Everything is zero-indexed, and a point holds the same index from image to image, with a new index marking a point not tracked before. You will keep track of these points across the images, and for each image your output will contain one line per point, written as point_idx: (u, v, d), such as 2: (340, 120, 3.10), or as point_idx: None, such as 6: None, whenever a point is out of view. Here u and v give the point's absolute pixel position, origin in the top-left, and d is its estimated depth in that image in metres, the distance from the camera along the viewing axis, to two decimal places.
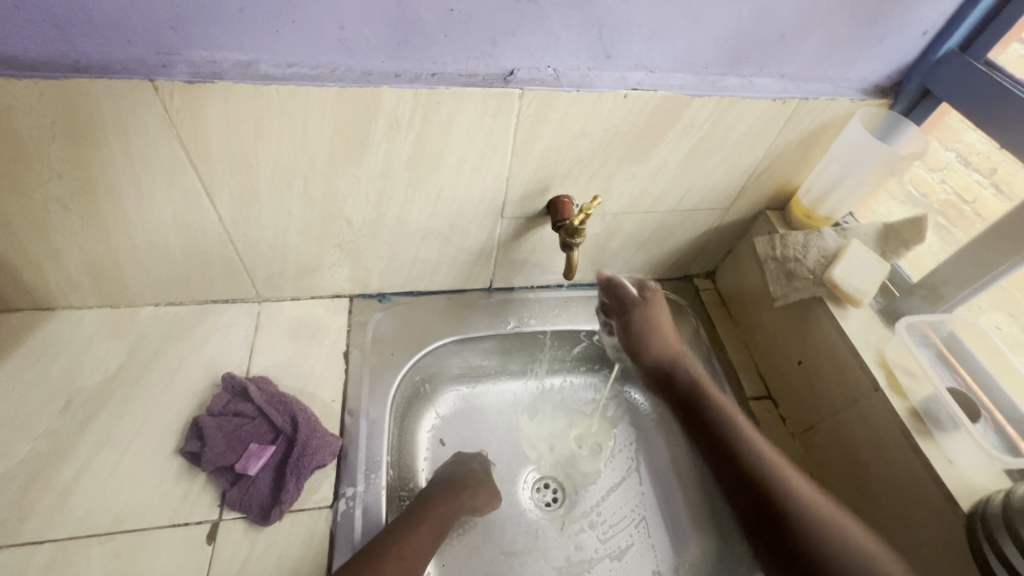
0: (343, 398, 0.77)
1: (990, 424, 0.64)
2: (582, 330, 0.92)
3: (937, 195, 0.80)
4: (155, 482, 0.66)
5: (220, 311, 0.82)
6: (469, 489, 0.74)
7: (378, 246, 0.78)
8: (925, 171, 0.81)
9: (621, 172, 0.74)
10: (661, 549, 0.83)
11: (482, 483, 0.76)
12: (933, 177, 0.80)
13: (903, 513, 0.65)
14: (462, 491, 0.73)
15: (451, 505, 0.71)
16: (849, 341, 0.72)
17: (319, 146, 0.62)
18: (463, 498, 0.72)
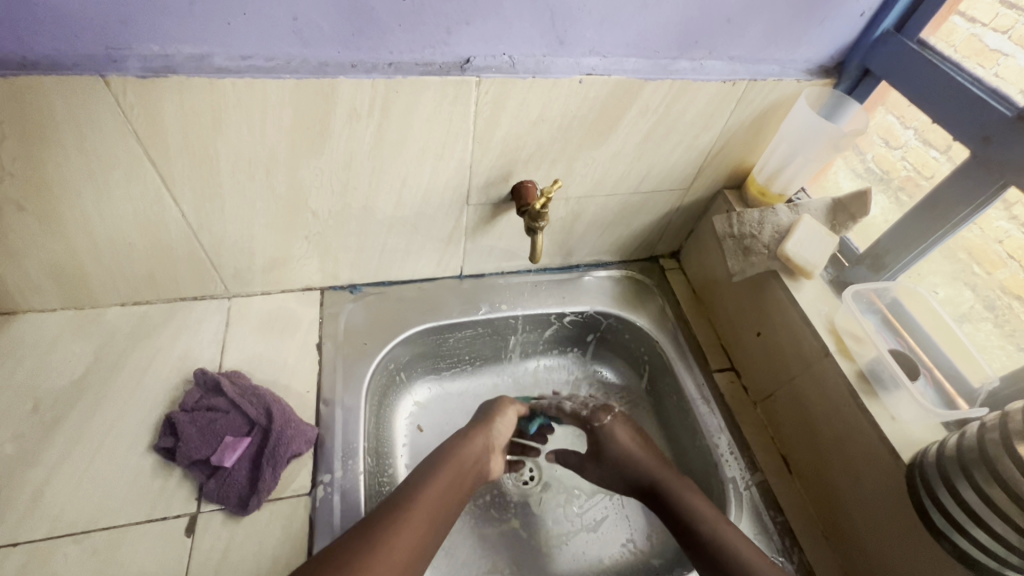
0: (318, 388, 0.78)
1: (929, 381, 0.69)
2: (552, 313, 0.93)
3: (897, 172, 0.81)
4: (130, 480, 0.66)
5: (189, 308, 0.82)
6: (463, 450, 0.74)
7: (346, 237, 0.79)
8: (888, 150, 0.82)
9: (581, 156, 0.76)
10: (634, 518, 0.86)
11: (475, 432, 0.77)
12: (894, 156, 0.81)
13: (853, 469, 0.70)
14: (457, 460, 0.72)
15: (455, 469, 0.71)
16: (801, 311, 0.76)
17: (278, 138, 0.62)
18: (458, 464, 0.72)
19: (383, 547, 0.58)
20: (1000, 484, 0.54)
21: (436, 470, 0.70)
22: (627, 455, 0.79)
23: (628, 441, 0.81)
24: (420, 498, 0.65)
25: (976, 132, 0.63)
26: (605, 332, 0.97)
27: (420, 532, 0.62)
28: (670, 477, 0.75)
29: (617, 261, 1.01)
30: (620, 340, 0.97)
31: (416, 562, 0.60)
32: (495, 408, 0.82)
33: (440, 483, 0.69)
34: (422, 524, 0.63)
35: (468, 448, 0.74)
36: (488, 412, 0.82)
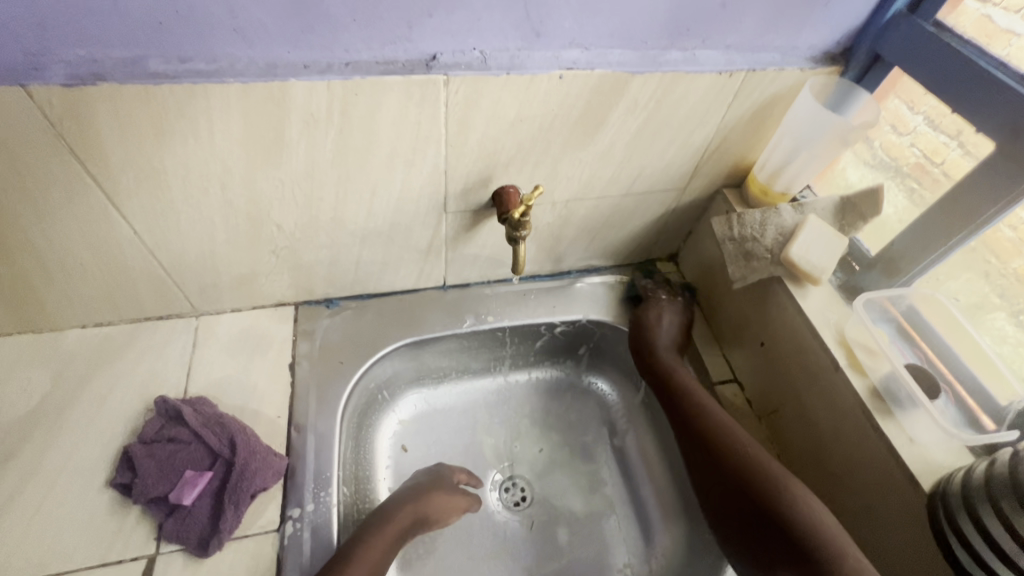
0: (290, 413, 0.73)
1: (950, 398, 0.64)
2: (541, 323, 0.88)
3: (906, 158, 0.74)
4: (85, 519, 0.62)
5: (154, 329, 0.77)
6: (399, 513, 0.69)
7: (317, 250, 0.74)
8: (896, 137, 0.75)
9: (566, 157, 0.70)
10: (631, 543, 0.80)
11: (411, 502, 0.71)
12: (902, 142, 0.74)
13: (869, 496, 0.64)
14: (392, 526, 0.67)
15: (389, 531, 0.67)
16: (808, 320, 0.70)
17: (230, 147, 0.57)
18: (392, 528, 0.67)
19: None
20: None
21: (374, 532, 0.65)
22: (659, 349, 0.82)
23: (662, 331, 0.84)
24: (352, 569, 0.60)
25: (1001, 122, 0.57)
26: (600, 342, 0.92)
27: None
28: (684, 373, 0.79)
29: (611, 266, 0.95)
30: (616, 350, 0.91)
31: None
32: (440, 486, 0.75)
33: (377, 544, 0.64)
34: None
35: (400, 517, 0.68)
36: (430, 484, 0.75)
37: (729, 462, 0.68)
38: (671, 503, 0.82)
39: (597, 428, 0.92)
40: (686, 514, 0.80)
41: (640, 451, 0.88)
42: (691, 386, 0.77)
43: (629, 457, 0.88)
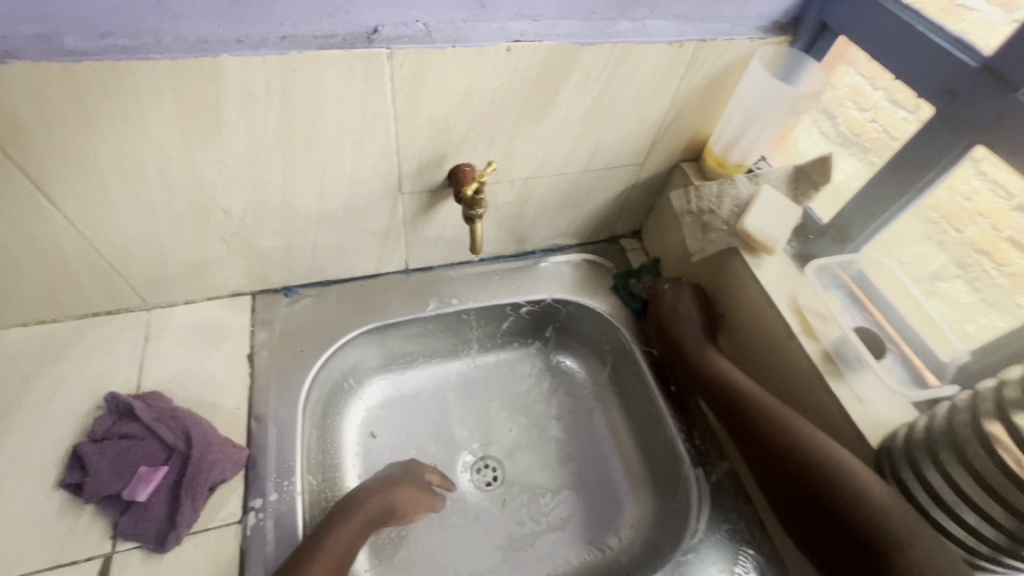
0: (249, 404, 0.71)
1: (897, 357, 0.67)
2: (506, 304, 0.88)
3: (868, 134, 0.73)
4: (34, 522, 0.59)
5: (103, 324, 0.74)
6: (374, 498, 0.69)
7: (269, 236, 0.72)
8: (857, 112, 0.74)
9: (521, 133, 0.69)
10: (601, 515, 0.81)
11: (379, 495, 0.69)
12: (863, 117, 0.73)
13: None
14: (362, 514, 0.66)
15: (361, 519, 0.66)
16: (764, 289, 0.71)
17: (165, 128, 0.54)
18: (362, 517, 0.66)
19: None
20: (973, 476, 0.49)
21: (340, 518, 0.65)
22: (689, 337, 0.77)
23: (683, 317, 0.79)
24: (325, 552, 0.60)
25: (939, 87, 0.58)
26: (566, 320, 0.92)
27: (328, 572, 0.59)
28: (720, 361, 0.73)
29: (575, 245, 0.95)
30: (582, 328, 0.92)
31: None
32: (407, 481, 0.74)
33: (347, 532, 0.64)
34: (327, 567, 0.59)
35: (368, 508, 0.67)
36: (400, 477, 0.74)
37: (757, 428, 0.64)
38: (638, 475, 0.84)
39: (568, 405, 0.92)
40: (654, 483, 0.81)
41: (609, 426, 0.89)
42: (728, 373, 0.71)
43: (600, 432, 0.89)
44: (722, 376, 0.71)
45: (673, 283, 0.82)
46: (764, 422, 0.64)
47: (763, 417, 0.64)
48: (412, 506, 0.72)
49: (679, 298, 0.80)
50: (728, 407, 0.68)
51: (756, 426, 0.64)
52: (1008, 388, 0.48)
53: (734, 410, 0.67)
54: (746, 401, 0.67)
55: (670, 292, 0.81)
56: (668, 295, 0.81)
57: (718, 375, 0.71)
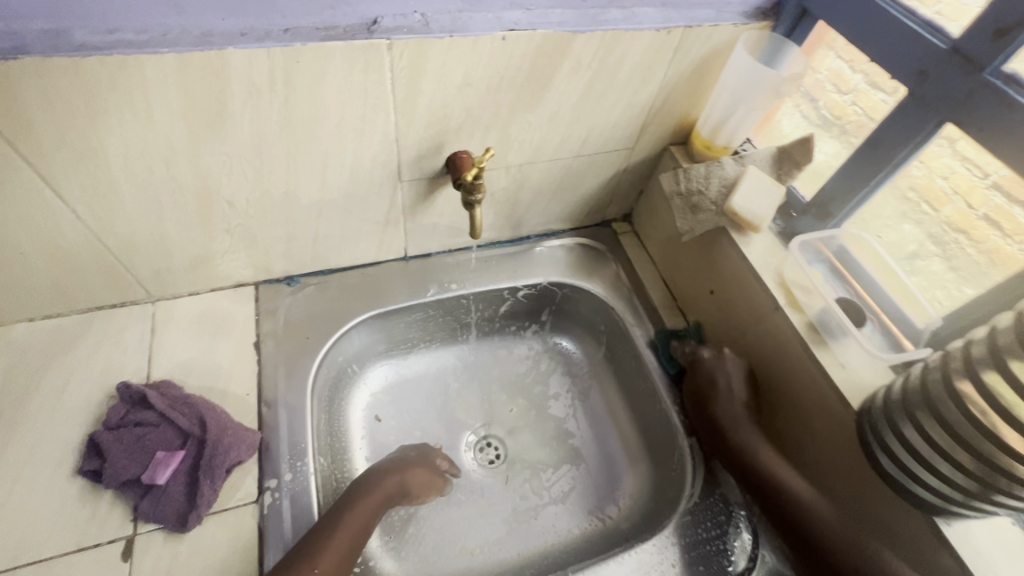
0: (258, 389, 0.73)
1: (876, 326, 0.71)
2: (504, 288, 0.90)
3: (848, 117, 0.76)
4: (55, 508, 0.61)
5: (110, 317, 0.75)
6: (393, 476, 0.72)
7: (272, 226, 0.73)
8: (838, 95, 0.77)
9: (516, 120, 0.72)
10: (601, 486, 0.85)
11: (396, 475, 0.72)
12: (844, 100, 0.77)
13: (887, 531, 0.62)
14: (380, 491, 0.70)
15: (378, 496, 0.69)
16: (751, 266, 0.75)
17: (170, 121, 0.56)
18: (382, 495, 0.69)
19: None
20: (948, 431, 0.53)
21: (358, 496, 0.68)
22: (731, 417, 0.72)
23: (724, 393, 0.74)
24: (345, 525, 0.64)
25: (911, 68, 0.61)
26: (561, 303, 0.95)
27: (349, 544, 0.62)
28: (765, 448, 0.69)
29: (569, 230, 0.98)
30: (578, 310, 0.95)
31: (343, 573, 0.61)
32: (421, 463, 0.76)
33: (366, 507, 0.67)
34: (347, 539, 0.63)
35: (385, 486, 0.70)
36: (415, 458, 0.77)
37: (804, 530, 0.63)
38: (635, 447, 0.87)
39: (566, 384, 0.96)
40: (650, 454, 0.85)
41: (606, 403, 0.92)
42: (775, 464, 0.68)
43: (598, 410, 0.92)
44: (769, 468, 0.68)
45: (716, 353, 0.77)
46: (816, 526, 0.63)
47: (807, 516, 0.64)
48: (422, 488, 0.75)
49: (724, 374, 0.75)
50: (778, 506, 0.66)
51: (799, 525, 0.64)
52: (976, 346, 0.52)
53: (781, 506, 0.66)
54: (796, 501, 0.65)
55: (712, 363, 0.76)
56: (710, 367, 0.76)
57: (768, 469, 0.68)
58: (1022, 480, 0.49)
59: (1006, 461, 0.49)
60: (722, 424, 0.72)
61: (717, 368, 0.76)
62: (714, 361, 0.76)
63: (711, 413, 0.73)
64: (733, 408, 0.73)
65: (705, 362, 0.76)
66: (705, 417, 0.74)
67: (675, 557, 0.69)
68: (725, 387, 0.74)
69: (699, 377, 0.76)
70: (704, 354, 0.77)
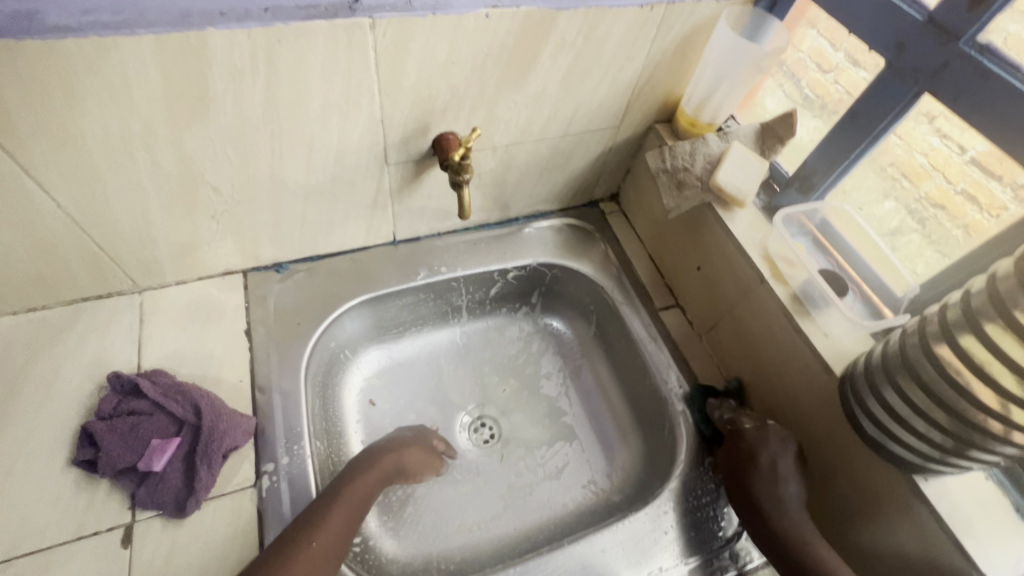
0: (252, 376, 0.74)
1: (858, 296, 0.72)
2: (494, 270, 0.91)
3: (830, 95, 0.78)
4: (51, 498, 0.61)
5: (96, 308, 0.74)
6: (390, 455, 0.73)
7: (259, 212, 0.73)
8: (820, 74, 0.79)
9: (501, 100, 0.71)
10: (595, 461, 0.87)
11: (393, 454, 0.73)
12: (826, 79, 0.78)
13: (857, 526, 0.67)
14: (378, 468, 0.70)
15: (376, 473, 0.70)
16: (736, 241, 0.76)
17: (150, 105, 0.55)
18: (380, 472, 0.70)
19: (306, 556, 0.58)
20: (926, 391, 0.55)
21: (356, 473, 0.69)
22: (773, 497, 0.66)
23: (767, 469, 0.68)
24: (343, 500, 0.64)
25: (890, 40, 0.62)
26: (551, 284, 0.96)
27: (348, 519, 0.63)
28: (813, 539, 0.63)
29: (557, 210, 0.98)
30: (568, 290, 0.96)
31: (343, 546, 0.62)
32: (417, 442, 0.77)
33: (365, 484, 0.68)
34: (346, 514, 0.64)
35: (383, 464, 0.71)
36: (411, 438, 0.78)
37: None
38: (626, 422, 0.89)
39: (558, 363, 0.97)
40: (641, 427, 0.87)
41: (597, 380, 0.94)
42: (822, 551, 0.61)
43: (590, 388, 0.94)
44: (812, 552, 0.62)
45: (759, 425, 0.71)
46: None
47: None
48: (419, 468, 0.76)
49: (768, 448, 0.69)
50: None
51: None
52: (951, 310, 0.54)
53: None
54: None
55: (753, 434, 0.70)
56: (752, 440, 0.70)
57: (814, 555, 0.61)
58: (995, 434, 0.51)
59: (980, 417, 0.51)
60: (762, 504, 0.66)
61: (757, 439, 0.70)
62: (753, 430, 0.71)
63: (751, 490, 0.67)
64: (773, 483, 0.67)
65: (745, 430, 0.71)
66: (744, 493, 0.68)
67: (668, 524, 0.71)
68: (765, 459, 0.69)
69: (736, 444, 0.71)
70: (746, 425, 0.71)
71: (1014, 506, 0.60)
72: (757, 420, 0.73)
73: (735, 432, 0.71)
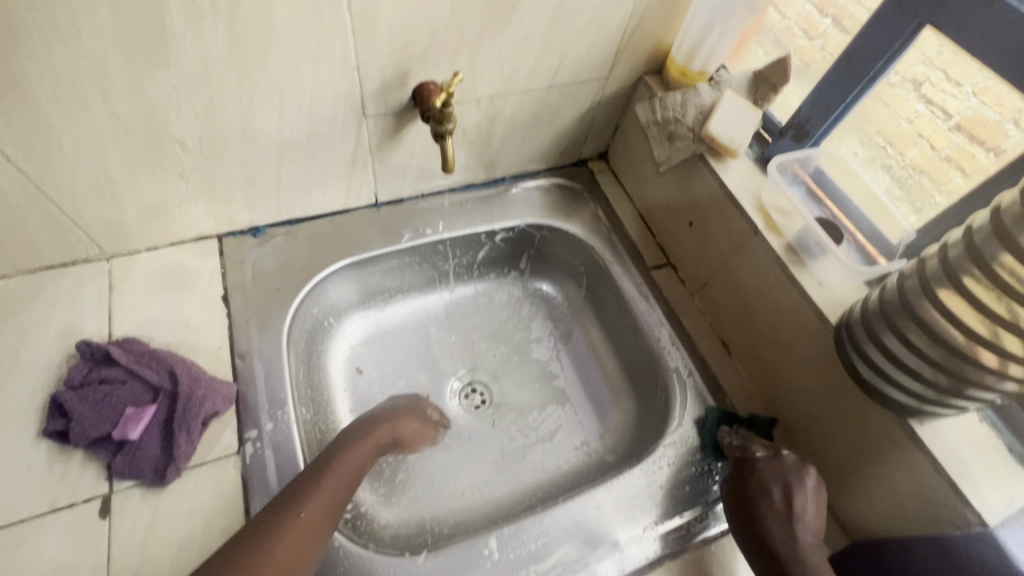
0: (231, 342, 0.71)
1: (853, 245, 0.71)
2: (481, 232, 0.88)
3: (815, 62, 0.76)
4: (20, 472, 0.58)
5: (61, 277, 0.70)
6: (385, 424, 0.70)
7: (230, 170, 0.69)
8: (807, 43, 0.77)
9: (484, 46, 0.68)
10: (587, 423, 0.86)
11: (388, 424, 0.71)
12: (813, 46, 0.76)
13: (850, 486, 0.68)
14: (373, 437, 0.68)
15: (372, 441, 0.68)
16: (729, 192, 0.74)
17: (102, 45, 0.50)
18: (378, 439, 0.68)
19: (294, 527, 0.55)
20: (920, 328, 0.54)
21: (352, 441, 0.66)
22: (788, 537, 0.60)
23: (781, 507, 0.62)
24: (336, 468, 0.62)
25: None
26: (540, 246, 0.94)
27: (341, 486, 0.61)
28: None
29: (544, 170, 0.95)
30: (557, 252, 0.94)
31: (335, 514, 0.60)
32: (411, 413, 0.75)
33: (360, 452, 0.66)
34: (339, 483, 0.61)
35: (378, 433, 0.69)
36: (405, 409, 0.75)
37: None
38: (618, 383, 0.88)
39: (548, 327, 0.95)
40: (633, 387, 0.86)
41: (589, 343, 0.92)
42: None
43: (581, 352, 0.92)
44: None
45: (772, 454, 0.66)
46: None
47: None
48: (413, 437, 0.74)
49: (782, 479, 0.63)
50: None
51: None
52: (950, 250, 0.52)
53: None
54: None
55: (765, 463, 0.65)
56: (764, 470, 0.64)
57: None
58: (987, 367, 0.50)
59: (971, 349, 0.51)
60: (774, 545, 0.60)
61: (770, 469, 0.64)
62: (766, 458, 0.65)
63: (763, 531, 0.61)
64: (787, 522, 0.61)
65: (757, 459, 0.65)
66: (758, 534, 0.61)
67: (661, 481, 0.70)
68: (778, 492, 0.63)
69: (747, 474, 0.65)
70: (758, 453, 0.66)
71: (1008, 448, 0.59)
72: (772, 451, 0.67)
73: (746, 462, 0.66)
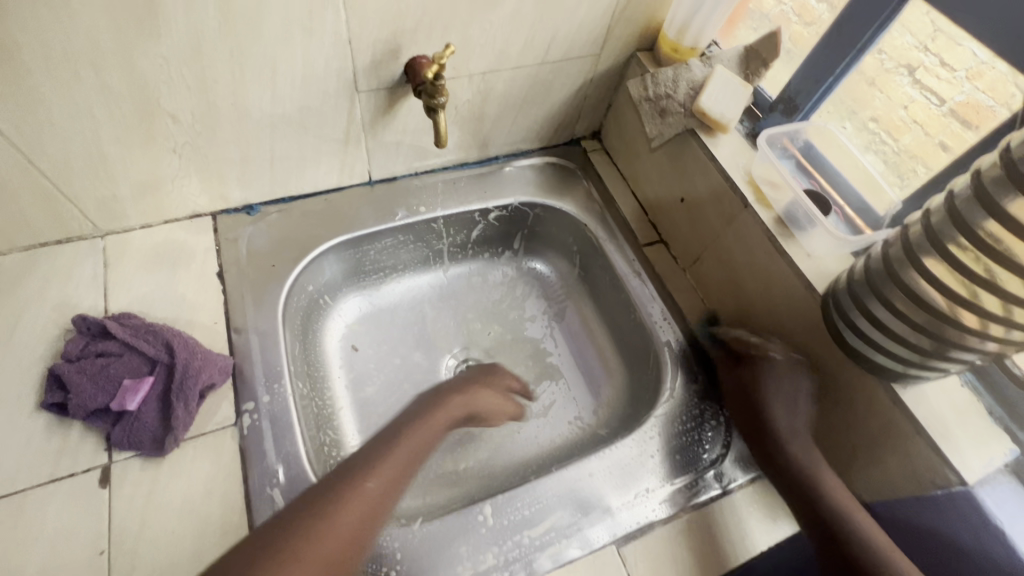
0: (227, 318, 0.71)
1: (841, 218, 0.72)
2: (475, 211, 0.89)
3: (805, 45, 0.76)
4: (19, 444, 0.59)
5: (55, 254, 0.70)
6: (458, 396, 0.73)
7: (224, 146, 0.69)
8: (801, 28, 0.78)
9: (476, 21, 0.68)
10: (581, 398, 0.88)
11: (458, 396, 0.73)
12: (806, 31, 0.77)
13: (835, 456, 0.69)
14: (442, 410, 0.70)
15: (443, 415, 0.70)
16: (720, 167, 0.75)
17: (92, 16, 0.50)
18: (449, 412, 0.71)
19: (359, 493, 0.57)
20: (905, 291, 0.56)
21: (421, 416, 0.68)
22: (788, 424, 0.68)
23: (786, 401, 0.69)
24: (403, 440, 0.64)
25: None
26: (533, 224, 0.94)
27: (408, 457, 0.63)
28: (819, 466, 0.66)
29: (538, 149, 0.96)
30: (551, 230, 0.95)
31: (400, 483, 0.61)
32: (490, 385, 0.78)
33: (427, 426, 0.67)
34: (405, 454, 0.63)
35: (451, 406, 0.71)
36: (483, 380, 0.78)
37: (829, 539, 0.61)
38: (612, 358, 0.89)
39: (542, 305, 0.96)
40: (626, 363, 0.87)
41: (582, 321, 0.94)
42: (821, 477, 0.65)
43: (575, 329, 0.94)
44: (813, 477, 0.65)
45: (787, 356, 0.70)
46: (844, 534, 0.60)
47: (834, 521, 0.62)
48: (493, 411, 0.77)
49: (790, 378, 0.69)
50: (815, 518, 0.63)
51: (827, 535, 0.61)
52: (933, 216, 0.53)
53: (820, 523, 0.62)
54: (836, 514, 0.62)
55: (778, 363, 0.70)
56: (776, 371, 0.70)
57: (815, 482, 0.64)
58: (967, 326, 0.52)
59: (953, 310, 0.52)
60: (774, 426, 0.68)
61: (783, 368, 0.70)
62: (779, 357, 0.70)
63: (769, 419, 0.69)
64: (788, 413, 0.69)
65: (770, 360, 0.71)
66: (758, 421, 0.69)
67: (654, 449, 0.72)
68: (784, 387, 0.69)
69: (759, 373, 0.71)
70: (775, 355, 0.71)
71: (988, 410, 0.61)
72: (790, 354, 0.70)
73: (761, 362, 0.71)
